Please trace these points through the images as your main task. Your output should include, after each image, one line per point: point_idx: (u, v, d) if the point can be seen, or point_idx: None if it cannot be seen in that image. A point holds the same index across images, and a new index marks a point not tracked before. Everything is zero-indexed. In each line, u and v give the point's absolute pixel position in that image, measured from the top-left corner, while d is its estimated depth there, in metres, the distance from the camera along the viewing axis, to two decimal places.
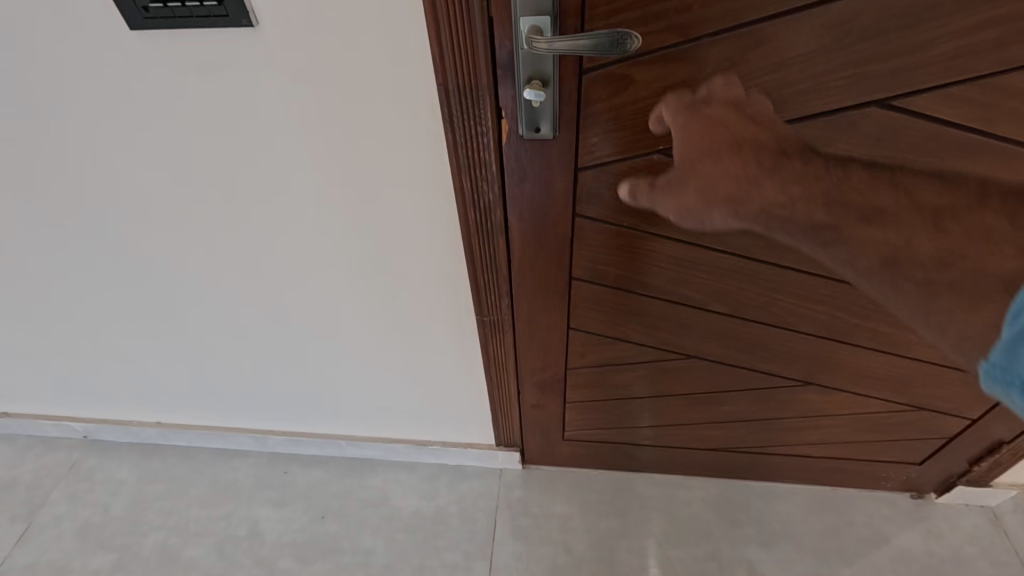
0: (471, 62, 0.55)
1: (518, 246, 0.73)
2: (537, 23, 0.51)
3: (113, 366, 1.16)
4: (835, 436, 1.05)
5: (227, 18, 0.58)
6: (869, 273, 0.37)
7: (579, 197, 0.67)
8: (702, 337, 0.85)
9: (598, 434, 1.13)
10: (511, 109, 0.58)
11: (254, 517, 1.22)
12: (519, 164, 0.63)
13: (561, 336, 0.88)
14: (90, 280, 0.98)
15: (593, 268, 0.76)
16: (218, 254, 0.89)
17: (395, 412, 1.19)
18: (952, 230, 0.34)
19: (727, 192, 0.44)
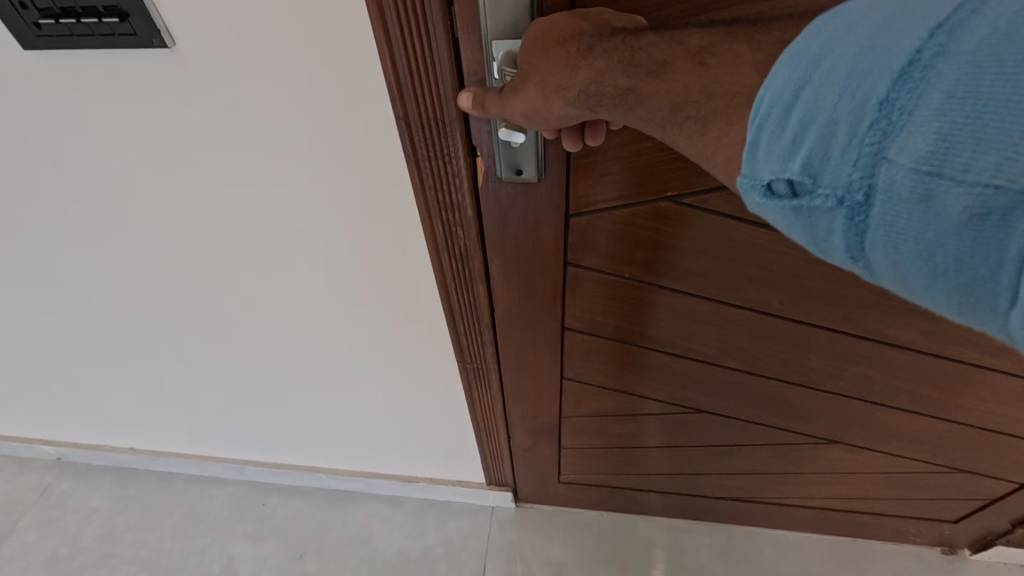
0: (434, 92, 0.45)
1: (501, 295, 0.64)
2: (511, 48, 0.41)
3: (79, 392, 1.09)
4: (861, 491, 0.94)
5: (135, 36, 0.49)
6: (665, 129, 0.31)
7: (571, 245, 0.57)
8: (714, 391, 0.75)
9: (597, 477, 1.03)
10: (486, 146, 0.48)
11: (230, 553, 1.15)
12: (499, 208, 0.53)
13: (553, 384, 0.78)
14: (44, 308, 0.90)
15: (590, 318, 0.66)
16: (176, 286, 0.81)
17: (378, 447, 1.10)
18: (719, 64, 0.28)
19: (542, 73, 0.36)
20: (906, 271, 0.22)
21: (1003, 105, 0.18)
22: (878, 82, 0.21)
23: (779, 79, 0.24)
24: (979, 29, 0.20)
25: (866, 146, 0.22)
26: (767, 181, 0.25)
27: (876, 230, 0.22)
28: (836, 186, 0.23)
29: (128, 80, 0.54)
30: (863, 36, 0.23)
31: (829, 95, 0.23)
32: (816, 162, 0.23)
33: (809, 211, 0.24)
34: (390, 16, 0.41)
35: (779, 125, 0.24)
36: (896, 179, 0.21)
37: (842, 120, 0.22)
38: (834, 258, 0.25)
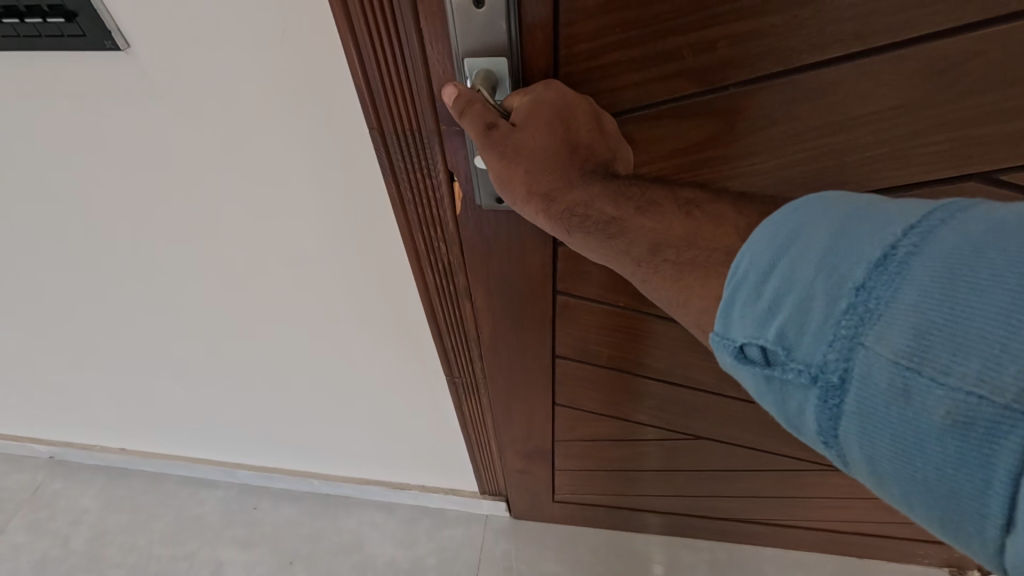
0: (410, 106, 0.40)
1: (486, 322, 0.59)
2: (488, 67, 0.37)
3: (66, 393, 1.07)
4: (866, 514, 0.91)
5: (86, 38, 0.45)
6: (638, 265, 0.33)
7: (560, 274, 0.53)
8: (713, 418, 0.71)
9: (593, 497, 1.01)
10: (465, 171, 0.44)
11: (218, 559, 1.14)
12: (482, 233, 0.49)
13: (545, 410, 0.75)
14: (23, 311, 0.87)
15: (583, 347, 0.63)
16: (153, 293, 0.78)
17: (370, 455, 1.08)
18: (701, 219, 0.32)
19: (531, 167, 0.36)
20: (879, 465, 0.23)
21: (979, 316, 0.20)
22: (854, 269, 0.23)
23: (758, 247, 0.26)
24: (946, 241, 0.22)
25: (842, 330, 0.23)
26: (741, 343, 0.26)
27: (849, 417, 0.23)
28: (809, 363, 0.24)
29: (82, 85, 0.50)
30: (835, 222, 0.25)
31: (806, 271, 0.24)
32: (791, 335, 0.24)
33: (782, 380, 0.25)
34: (357, 24, 0.36)
35: (756, 290, 0.26)
36: (873, 368, 0.22)
37: (818, 298, 0.24)
38: (806, 435, 0.26)
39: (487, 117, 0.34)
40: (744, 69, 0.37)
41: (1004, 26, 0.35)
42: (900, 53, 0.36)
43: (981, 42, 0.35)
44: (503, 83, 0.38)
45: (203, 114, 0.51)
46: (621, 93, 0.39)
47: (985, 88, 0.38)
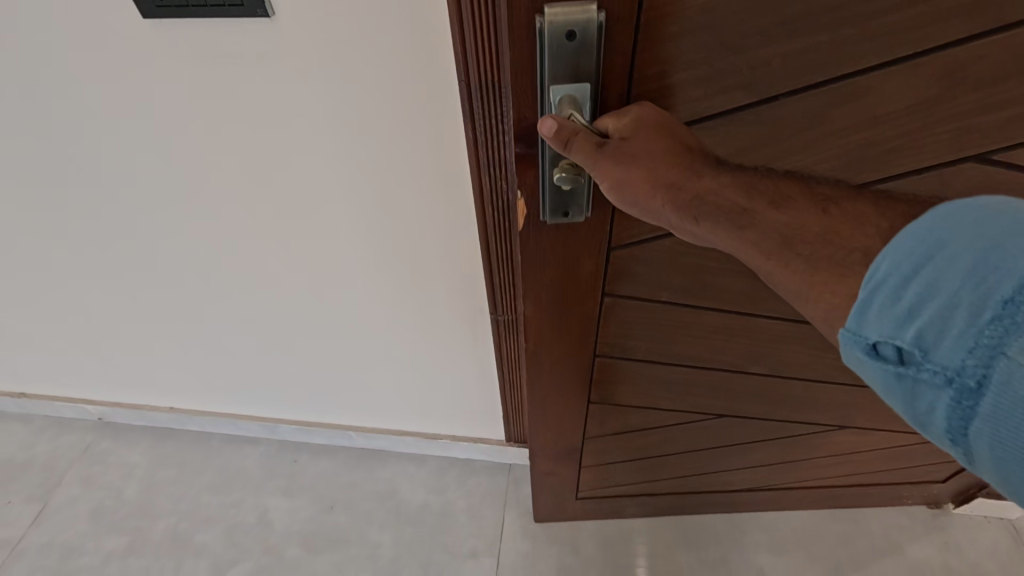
0: (494, 68, 0.52)
1: (537, 332, 0.70)
2: (570, 92, 0.44)
3: (127, 352, 1.16)
4: (861, 467, 1.04)
5: (243, 7, 0.58)
6: (769, 258, 0.37)
7: (609, 277, 0.64)
8: (727, 393, 0.84)
9: (619, 488, 1.09)
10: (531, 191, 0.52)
11: (264, 505, 1.22)
12: (541, 248, 0.58)
13: (579, 408, 0.85)
14: (104, 265, 0.97)
15: (623, 343, 0.74)
16: (231, 240, 0.88)
17: (406, 406, 1.17)
18: (840, 216, 0.35)
19: (652, 164, 0.42)
20: (1006, 466, 0.25)
21: None
22: (1000, 284, 0.25)
23: (900, 252, 0.29)
24: None
25: (983, 338, 0.25)
26: (875, 341, 0.29)
27: (980, 417, 0.25)
28: (945, 366, 0.26)
29: (222, 43, 0.62)
30: (986, 238, 0.27)
31: (950, 281, 0.27)
32: (930, 337, 0.27)
33: (914, 379, 0.27)
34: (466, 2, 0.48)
35: (894, 294, 0.28)
36: (1010, 375, 0.24)
37: (962, 306, 0.26)
38: (931, 433, 0.28)
39: (594, 141, 0.43)
40: (793, 80, 0.46)
41: (999, 36, 0.44)
42: (919, 60, 0.45)
43: (978, 49, 0.44)
44: (584, 106, 0.45)
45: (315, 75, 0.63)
46: (691, 103, 0.47)
47: (979, 87, 0.47)
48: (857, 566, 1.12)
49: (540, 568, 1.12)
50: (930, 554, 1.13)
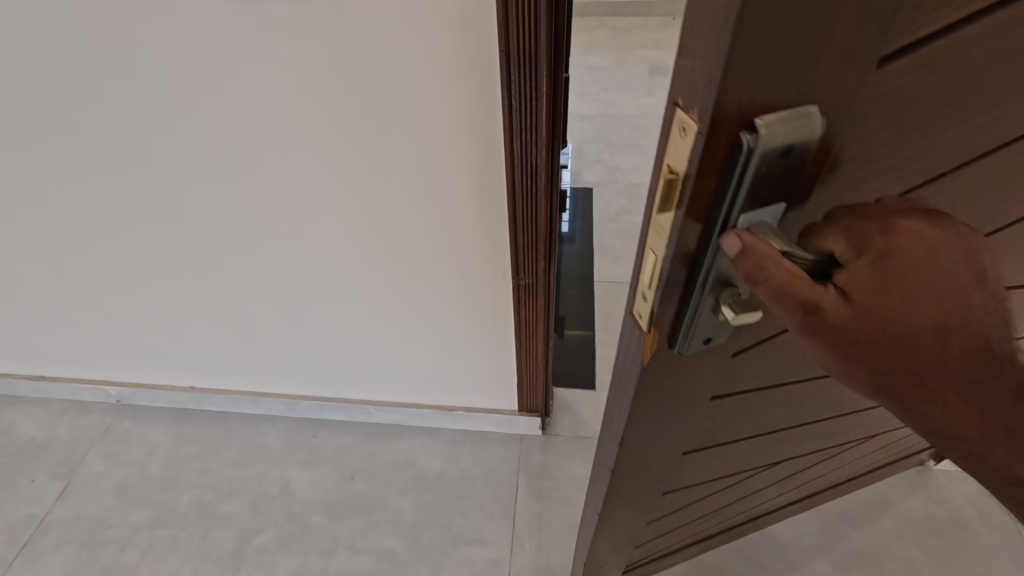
0: (533, 32, 0.59)
1: (628, 457, 0.57)
2: (765, 217, 0.32)
3: (152, 330, 1.21)
4: (877, 457, 1.10)
5: None
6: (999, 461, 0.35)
7: (725, 384, 0.53)
8: (795, 443, 0.79)
9: (667, 549, 1.01)
10: (663, 326, 0.40)
11: (286, 478, 1.26)
12: (660, 380, 0.46)
13: (651, 502, 0.74)
14: (139, 241, 1.02)
15: (715, 437, 0.64)
16: (266, 213, 0.93)
17: (425, 378, 1.24)
18: None
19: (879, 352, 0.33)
20: None
21: None
22: None
23: None
24: None
25: None
26: None
27: None
28: None
29: (289, 21, 0.69)
30: None
31: None
32: None
33: None
34: None
35: None
36: None
37: None
38: None
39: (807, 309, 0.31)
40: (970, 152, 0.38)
41: None
42: None
43: None
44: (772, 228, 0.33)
45: (361, 43, 0.70)
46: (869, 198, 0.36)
47: None
48: (853, 524, 1.20)
49: (553, 524, 1.18)
50: (916, 506, 1.22)
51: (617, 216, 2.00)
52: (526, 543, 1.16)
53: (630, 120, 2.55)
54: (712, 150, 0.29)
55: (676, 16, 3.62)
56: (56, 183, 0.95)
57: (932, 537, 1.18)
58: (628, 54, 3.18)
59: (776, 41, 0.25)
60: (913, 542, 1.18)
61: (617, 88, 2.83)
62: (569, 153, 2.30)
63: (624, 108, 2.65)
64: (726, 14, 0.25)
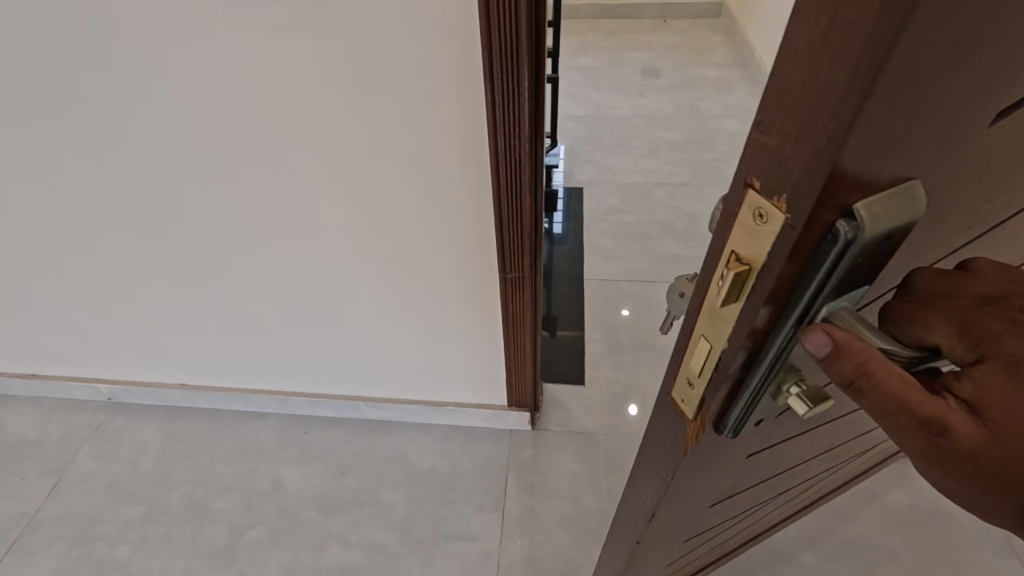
0: (514, 28, 0.61)
1: (665, 510, 0.55)
2: (848, 304, 0.29)
3: (143, 327, 1.21)
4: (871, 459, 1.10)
5: None
6: None
7: (769, 437, 0.51)
8: (813, 467, 0.79)
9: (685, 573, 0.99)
10: (720, 404, 0.37)
11: (278, 473, 1.27)
12: (710, 447, 0.43)
13: (677, 540, 0.73)
14: (130, 239, 1.03)
15: (746, 480, 0.63)
16: (256, 208, 0.94)
17: (416, 374, 1.25)
18: None
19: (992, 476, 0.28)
20: None
21: None
22: None
23: None
24: None
25: None
26: None
27: None
28: None
29: (279, 17, 0.70)
30: None
31: None
32: None
33: None
34: None
35: None
36: None
37: None
38: None
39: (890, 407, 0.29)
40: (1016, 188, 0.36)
41: None
42: None
43: None
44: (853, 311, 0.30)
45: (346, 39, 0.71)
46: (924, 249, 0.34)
47: None
48: (838, 515, 1.22)
49: (542, 518, 1.20)
50: (899, 497, 1.24)
51: (607, 215, 2.03)
52: (516, 536, 1.17)
53: (621, 121, 2.58)
54: (804, 243, 0.25)
55: (667, 20, 3.66)
56: (47, 181, 0.95)
57: (915, 527, 1.20)
58: (620, 56, 3.21)
59: (897, 120, 0.21)
60: (896, 532, 1.20)
61: (608, 90, 2.86)
62: (560, 155, 2.33)
63: (614, 109, 2.68)
64: (845, 92, 0.20)
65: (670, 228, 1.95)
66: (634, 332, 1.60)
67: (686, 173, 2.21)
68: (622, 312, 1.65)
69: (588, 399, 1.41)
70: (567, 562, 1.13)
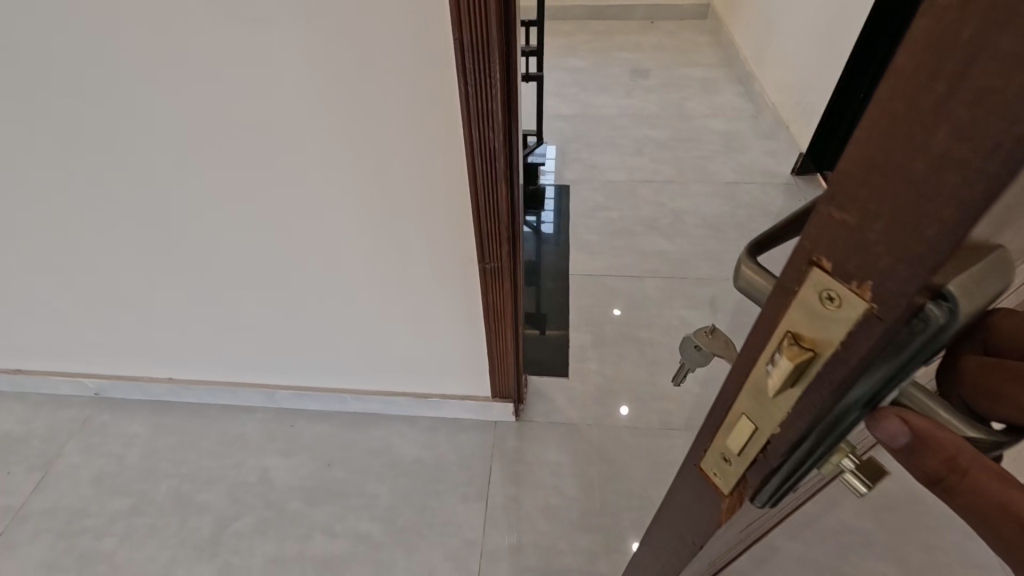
0: (483, 19, 0.63)
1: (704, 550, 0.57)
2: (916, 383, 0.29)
3: (127, 321, 1.22)
4: None
5: None
6: None
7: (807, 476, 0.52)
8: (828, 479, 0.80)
9: None
10: (767, 472, 0.37)
11: (264, 466, 1.28)
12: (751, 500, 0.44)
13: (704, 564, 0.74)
14: (113, 234, 1.04)
15: (775, 507, 0.64)
16: (237, 201, 0.95)
17: (400, 367, 1.26)
18: None
19: None
20: None
21: None
22: None
23: None
24: None
25: None
26: None
27: None
28: None
29: (254, 9, 0.71)
30: None
31: None
32: None
33: None
34: None
35: None
36: None
37: None
38: None
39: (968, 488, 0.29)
40: None
41: None
42: None
43: None
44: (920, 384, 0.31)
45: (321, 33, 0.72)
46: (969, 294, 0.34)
47: None
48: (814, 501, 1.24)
49: (526, 507, 1.21)
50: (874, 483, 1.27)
51: (593, 212, 2.05)
52: (499, 525, 1.18)
53: (608, 119, 2.61)
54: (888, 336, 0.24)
55: (654, 20, 3.70)
56: (29, 175, 0.96)
57: (889, 512, 1.23)
58: (607, 56, 3.24)
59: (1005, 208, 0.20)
60: (871, 517, 1.23)
61: (595, 89, 2.89)
62: (550, 155, 2.35)
63: (601, 108, 2.71)
64: (964, 189, 0.18)
65: (654, 225, 1.97)
66: (618, 325, 1.62)
67: (671, 171, 2.24)
68: (607, 307, 1.67)
69: (571, 391, 1.44)
70: (549, 549, 1.15)
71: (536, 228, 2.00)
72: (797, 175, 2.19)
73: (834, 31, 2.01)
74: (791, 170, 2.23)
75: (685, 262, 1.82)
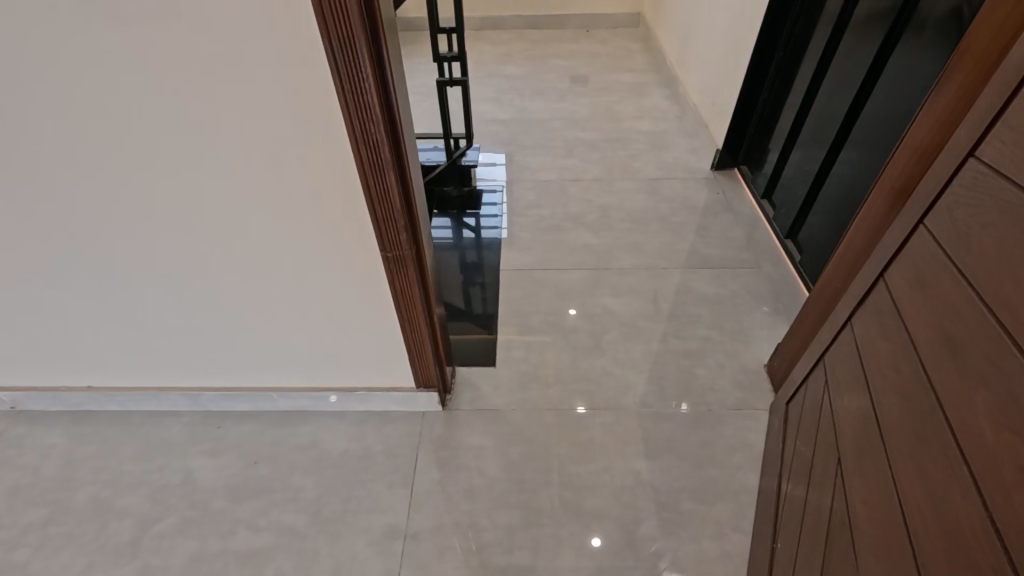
0: (347, 20, 0.71)
1: None
2: None
3: (36, 332, 1.21)
4: (788, 435, 1.18)
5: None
6: None
7: None
8: (850, 465, 0.82)
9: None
10: None
11: (188, 467, 1.28)
12: None
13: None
14: (9, 243, 1.03)
15: (932, 534, 0.60)
16: (137, 206, 0.96)
17: (322, 362, 1.28)
18: None
19: None
20: None
21: None
22: None
23: None
24: None
25: None
26: None
27: None
28: None
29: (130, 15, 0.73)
30: None
31: None
32: None
33: None
34: None
35: None
36: None
37: None
38: None
39: None
40: None
41: None
42: None
43: None
44: None
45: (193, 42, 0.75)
46: None
47: None
48: (719, 466, 1.30)
49: (450, 490, 1.25)
50: None
51: (524, 211, 2.13)
52: (424, 508, 1.22)
53: (541, 123, 2.70)
54: None
55: (590, 29, 3.84)
56: None
57: None
58: (543, 64, 3.35)
59: None
60: None
61: (530, 95, 2.98)
62: (500, 163, 2.40)
63: (535, 112, 2.80)
64: None
65: (582, 220, 2.06)
66: (545, 315, 1.69)
67: (599, 170, 2.35)
68: (534, 298, 1.74)
69: (496, 376, 1.50)
70: (469, 527, 1.19)
71: (477, 232, 2.04)
72: (716, 170, 2.34)
73: (740, 36, 2.15)
74: (710, 166, 2.37)
75: (609, 253, 1.91)
